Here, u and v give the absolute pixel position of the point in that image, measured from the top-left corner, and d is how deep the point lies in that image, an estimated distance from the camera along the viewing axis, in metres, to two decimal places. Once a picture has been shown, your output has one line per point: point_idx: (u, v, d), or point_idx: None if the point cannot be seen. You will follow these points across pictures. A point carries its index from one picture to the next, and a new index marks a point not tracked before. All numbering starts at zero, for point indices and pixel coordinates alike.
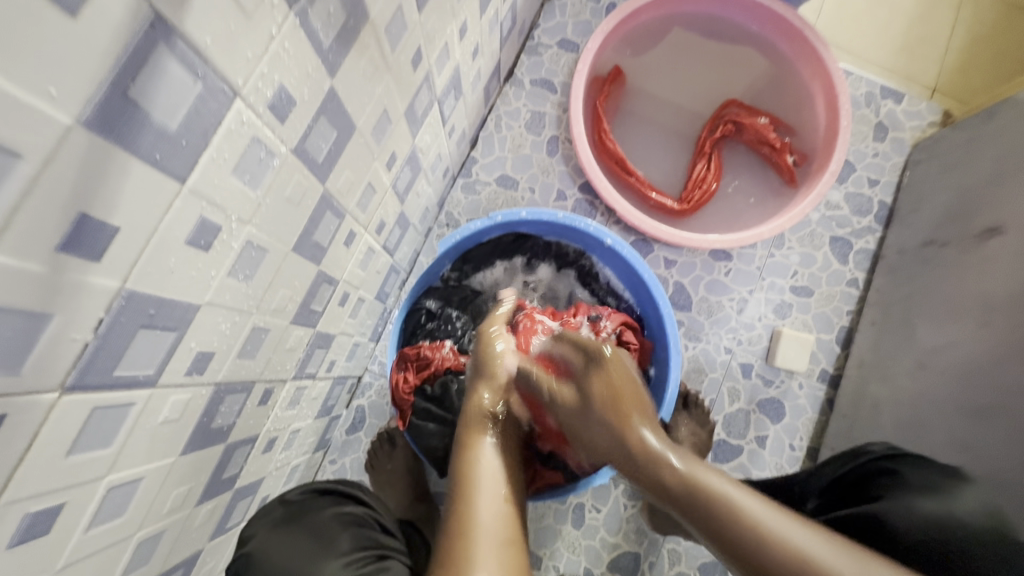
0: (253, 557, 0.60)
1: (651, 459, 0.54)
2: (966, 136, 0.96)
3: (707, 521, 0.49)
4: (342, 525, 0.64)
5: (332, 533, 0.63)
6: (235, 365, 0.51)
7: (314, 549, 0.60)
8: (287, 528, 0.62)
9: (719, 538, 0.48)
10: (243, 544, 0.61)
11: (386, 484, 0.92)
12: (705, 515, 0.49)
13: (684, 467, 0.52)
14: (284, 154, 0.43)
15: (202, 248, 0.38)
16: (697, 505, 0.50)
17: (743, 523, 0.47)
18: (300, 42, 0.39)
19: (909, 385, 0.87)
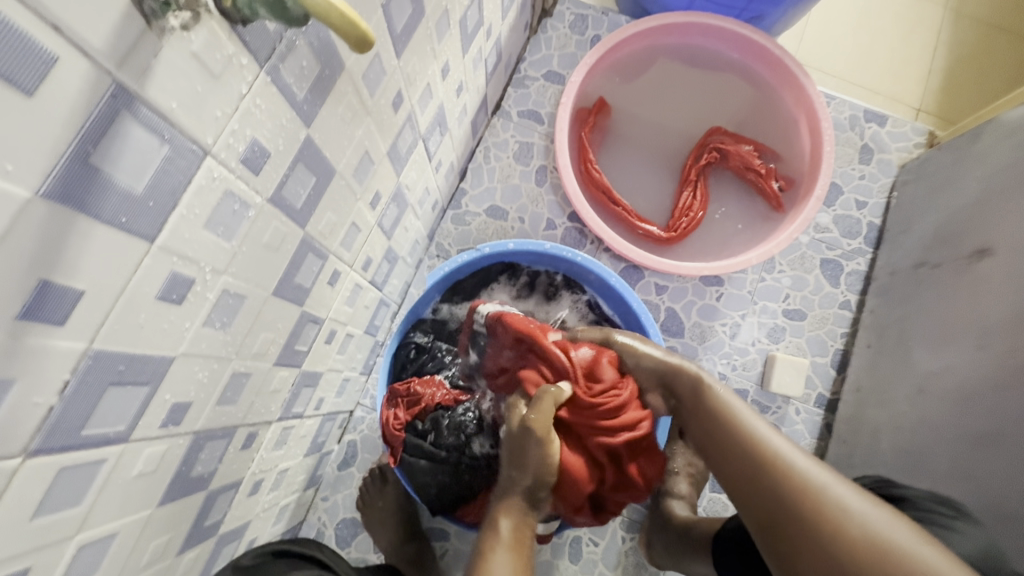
0: None
1: (723, 417, 0.62)
2: (951, 157, 0.97)
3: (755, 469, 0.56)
4: None
5: None
6: (215, 412, 0.51)
7: None
8: None
9: (758, 482, 0.55)
10: None
11: (377, 525, 0.91)
12: (773, 471, 0.54)
13: (753, 427, 0.60)
14: (259, 204, 0.44)
15: (174, 301, 0.39)
16: (750, 455, 0.57)
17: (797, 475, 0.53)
18: (271, 97, 0.39)
19: (907, 410, 0.86)
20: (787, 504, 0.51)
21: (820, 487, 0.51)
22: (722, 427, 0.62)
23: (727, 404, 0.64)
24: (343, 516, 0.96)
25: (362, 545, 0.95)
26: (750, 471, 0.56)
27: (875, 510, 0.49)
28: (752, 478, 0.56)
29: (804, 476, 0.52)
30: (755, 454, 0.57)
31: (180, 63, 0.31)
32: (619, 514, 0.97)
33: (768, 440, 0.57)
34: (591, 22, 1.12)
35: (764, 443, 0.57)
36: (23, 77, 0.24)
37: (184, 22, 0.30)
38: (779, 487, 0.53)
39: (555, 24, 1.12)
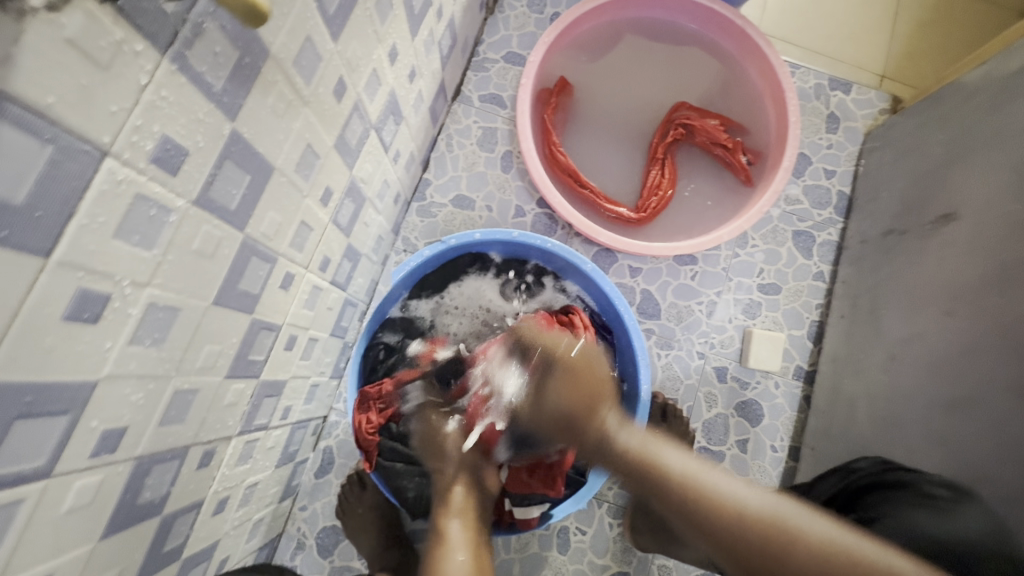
0: None
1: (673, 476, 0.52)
2: (916, 120, 0.96)
3: (724, 527, 0.49)
4: None
5: None
6: (159, 433, 0.47)
7: None
8: None
9: (718, 538, 0.49)
10: None
11: (360, 531, 0.88)
12: (785, 544, 0.47)
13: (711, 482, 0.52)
14: (182, 207, 0.40)
15: (87, 320, 0.35)
16: (711, 514, 0.50)
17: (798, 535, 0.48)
18: (181, 88, 0.35)
19: (881, 378, 0.86)
20: (769, 553, 0.48)
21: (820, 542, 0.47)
22: (653, 475, 0.53)
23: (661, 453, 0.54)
24: (323, 525, 0.93)
25: (346, 552, 0.93)
26: (760, 560, 0.48)
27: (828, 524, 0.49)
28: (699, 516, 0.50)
29: (820, 544, 0.47)
30: (753, 530, 0.48)
31: (52, 50, 0.27)
32: (604, 501, 0.95)
33: (715, 483, 0.51)
34: None
35: (716, 491, 0.51)
36: None
37: (49, 3, 0.26)
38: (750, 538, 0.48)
39: (512, 4, 1.08)
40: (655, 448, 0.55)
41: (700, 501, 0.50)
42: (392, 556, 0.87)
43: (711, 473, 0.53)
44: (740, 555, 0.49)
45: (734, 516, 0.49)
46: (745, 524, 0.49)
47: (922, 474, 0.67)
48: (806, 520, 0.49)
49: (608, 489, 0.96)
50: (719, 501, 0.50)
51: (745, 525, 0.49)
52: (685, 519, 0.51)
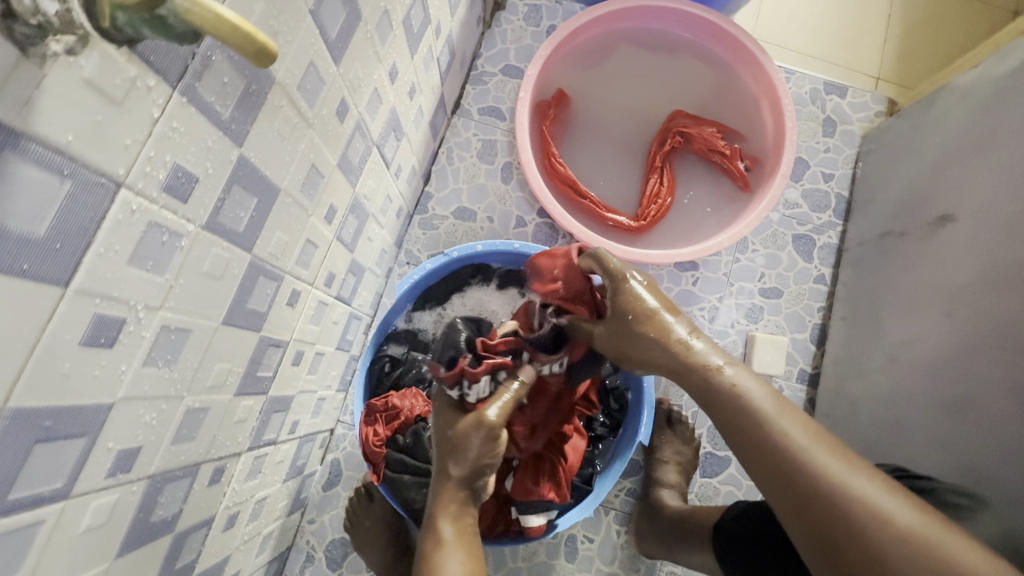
0: None
1: (765, 427, 0.53)
2: (912, 123, 0.97)
3: (814, 494, 0.49)
4: None
5: None
6: (171, 452, 0.48)
7: None
8: None
9: (799, 492, 0.49)
10: None
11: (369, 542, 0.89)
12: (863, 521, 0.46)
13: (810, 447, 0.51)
14: (193, 232, 0.41)
15: (103, 345, 0.36)
16: (803, 471, 0.50)
17: (882, 517, 0.46)
18: (190, 118, 0.37)
19: (884, 381, 0.86)
20: (844, 521, 0.47)
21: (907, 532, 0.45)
22: (752, 423, 0.53)
23: (755, 402, 0.54)
24: (332, 538, 0.94)
25: (355, 564, 0.93)
26: (827, 522, 0.48)
27: (920, 518, 0.46)
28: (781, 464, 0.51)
29: (905, 530, 0.46)
30: (829, 495, 0.48)
31: (70, 90, 0.28)
32: (611, 508, 0.96)
33: (817, 457, 0.50)
34: (545, 12, 1.10)
35: (820, 464, 0.49)
36: None
37: (68, 47, 0.27)
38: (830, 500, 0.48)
39: (509, 17, 1.09)
40: (766, 402, 0.54)
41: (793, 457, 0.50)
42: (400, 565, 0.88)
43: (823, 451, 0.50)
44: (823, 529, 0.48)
45: (835, 495, 0.48)
46: (840, 500, 0.48)
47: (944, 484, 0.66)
48: (901, 511, 0.47)
49: (614, 495, 0.96)
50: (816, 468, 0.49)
51: (832, 488, 0.48)
52: (771, 470, 0.51)
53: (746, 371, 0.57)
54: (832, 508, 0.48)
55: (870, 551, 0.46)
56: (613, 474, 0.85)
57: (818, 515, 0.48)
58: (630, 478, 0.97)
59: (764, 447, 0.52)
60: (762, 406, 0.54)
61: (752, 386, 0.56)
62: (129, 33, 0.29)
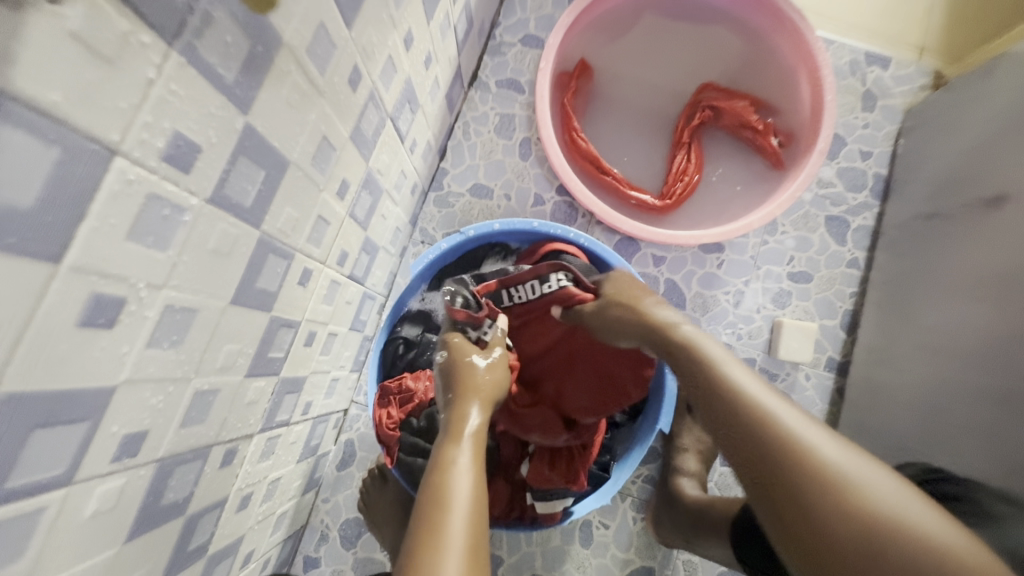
0: None
1: (704, 362, 0.56)
2: (960, 95, 0.90)
3: (728, 404, 0.51)
4: None
5: None
6: (180, 434, 0.47)
7: None
8: None
9: (733, 423, 0.49)
10: None
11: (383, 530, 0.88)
12: (772, 437, 0.47)
13: (733, 373, 0.53)
14: (197, 206, 0.39)
15: (103, 326, 0.34)
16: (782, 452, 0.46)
17: (783, 431, 0.47)
18: (191, 81, 0.34)
19: (920, 371, 0.81)
20: (759, 427, 0.48)
21: (809, 448, 0.45)
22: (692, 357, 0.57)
23: (700, 345, 0.58)
24: (346, 517, 0.94)
25: (369, 544, 0.93)
26: (739, 428, 0.49)
27: (842, 449, 0.46)
28: (705, 386, 0.54)
29: (818, 453, 0.45)
30: (736, 403, 0.50)
31: (53, 45, 0.25)
32: (629, 494, 0.94)
33: (736, 376, 0.53)
34: None
35: (733, 381, 0.52)
36: None
37: None
38: (760, 427, 0.48)
39: None
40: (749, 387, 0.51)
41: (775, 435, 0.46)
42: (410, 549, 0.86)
43: (753, 379, 0.53)
44: (735, 431, 0.49)
45: (753, 410, 0.49)
46: (752, 411, 0.49)
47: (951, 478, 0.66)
48: (827, 443, 0.46)
49: (632, 482, 0.94)
50: (733, 383, 0.52)
51: (813, 473, 0.44)
52: (710, 404, 0.53)
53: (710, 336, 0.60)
54: (739, 417, 0.49)
55: (780, 457, 0.46)
56: (631, 462, 0.82)
57: (733, 424, 0.49)
58: (648, 465, 0.95)
59: (701, 374, 0.55)
60: (707, 349, 0.57)
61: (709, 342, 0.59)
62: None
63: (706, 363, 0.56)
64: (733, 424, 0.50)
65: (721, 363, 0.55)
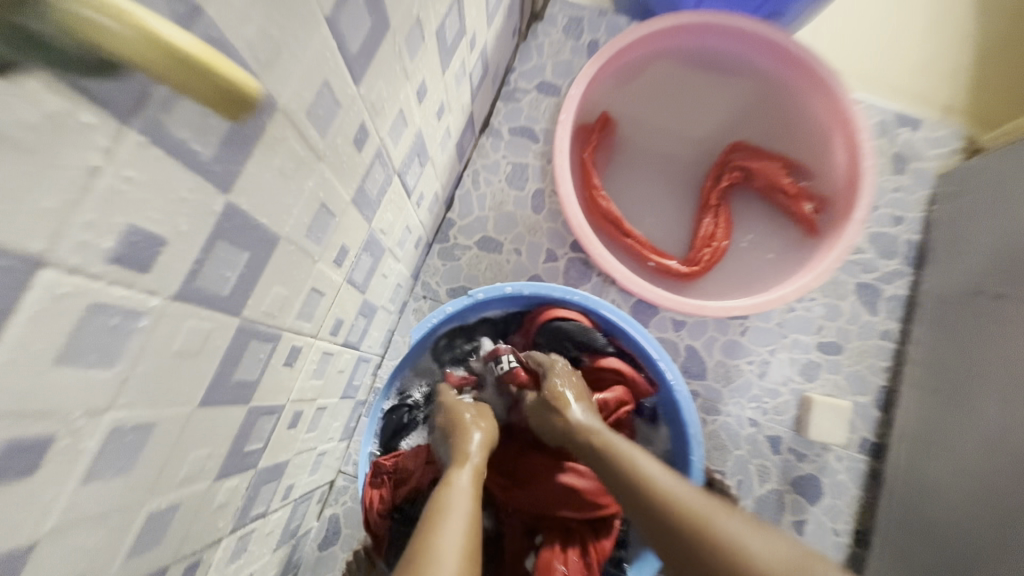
0: None
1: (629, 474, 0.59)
2: (1002, 166, 0.84)
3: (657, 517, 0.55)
4: None
5: None
6: (128, 567, 0.38)
7: None
8: None
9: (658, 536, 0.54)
10: None
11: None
12: (677, 526, 0.53)
13: (658, 482, 0.57)
14: (157, 306, 0.31)
15: (18, 475, 0.26)
16: (692, 531, 0.51)
17: (681, 511, 0.53)
18: (154, 162, 0.27)
19: (974, 471, 0.73)
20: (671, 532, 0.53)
21: (700, 510, 0.53)
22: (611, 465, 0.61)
23: (626, 454, 0.61)
24: None
25: None
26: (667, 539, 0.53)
27: (736, 526, 0.51)
28: (632, 500, 0.57)
29: (696, 511, 0.53)
30: (663, 516, 0.54)
31: None
32: None
33: (653, 480, 0.57)
34: (587, 25, 0.99)
35: (658, 486, 0.57)
36: None
37: None
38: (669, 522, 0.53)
39: (547, 29, 0.99)
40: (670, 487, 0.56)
41: (686, 515, 0.53)
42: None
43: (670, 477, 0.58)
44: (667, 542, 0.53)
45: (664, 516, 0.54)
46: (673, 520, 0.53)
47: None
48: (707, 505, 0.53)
49: None
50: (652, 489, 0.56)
51: None
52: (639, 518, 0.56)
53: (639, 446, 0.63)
54: (667, 525, 0.53)
55: (672, 536, 0.53)
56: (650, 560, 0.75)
57: (656, 536, 0.54)
58: None
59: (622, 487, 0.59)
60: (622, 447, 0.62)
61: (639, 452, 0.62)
62: (31, 29, 0.19)
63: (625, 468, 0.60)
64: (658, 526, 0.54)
65: (639, 467, 0.59)
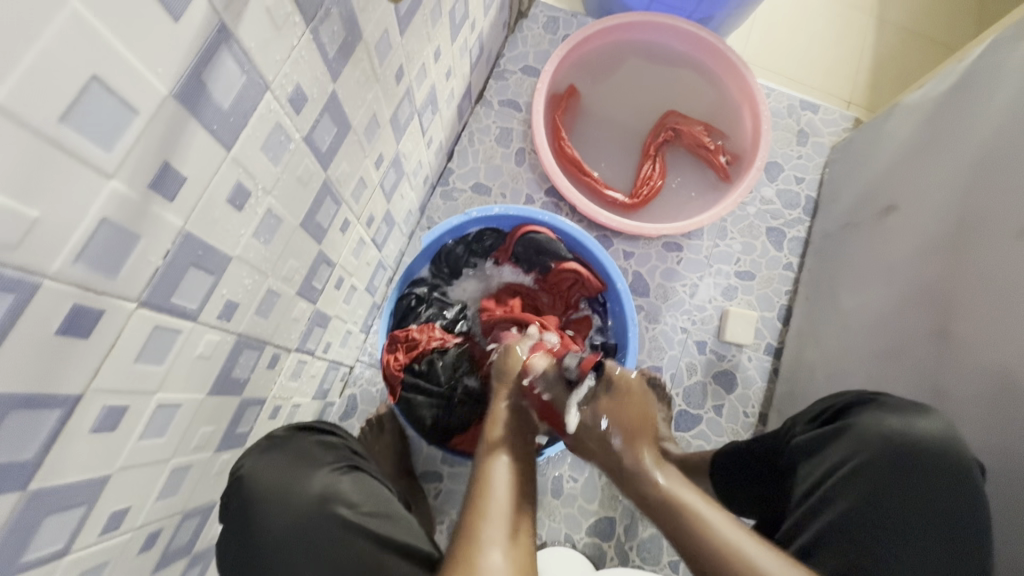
0: (243, 482, 0.66)
1: (689, 521, 0.62)
2: (868, 135, 1.13)
3: (712, 559, 0.59)
4: (321, 450, 0.74)
5: (312, 457, 0.72)
6: (253, 320, 0.61)
7: (295, 470, 0.69)
8: (271, 455, 0.69)
9: (710, 575, 0.59)
10: (236, 468, 0.67)
11: (298, 469, 0.70)
12: None
13: (717, 531, 0.61)
14: (297, 140, 0.55)
15: (236, 208, 0.49)
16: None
17: (746, 562, 0.58)
18: (312, 51, 0.51)
19: (836, 345, 1.00)
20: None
21: (756, 567, 0.57)
22: (674, 514, 0.64)
23: (683, 499, 0.65)
24: None
25: None
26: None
27: None
28: (687, 545, 0.62)
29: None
30: (727, 564, 0.58)
31: (259, 14, 0.42)
32: None
33: (709, 520, 0.62)
34: (562, 23, 1.26)
35: (710, 528, 0.61)
36: (173, 6, 0.34)
37: None
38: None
39: (530, 25, 1.26)
40: (722, 526, 0.61)
41: (747, 566, 0.57)
42: (350, 484, 0.71)
43: (740, 536, 0.60)
44: None
45: (726, 561, 0.58)
46: (731, 568, 0.58)
47: (869, 417, 0.75)
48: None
49: None
50: (711, 537, 0.60)
51: None
52: (695, 552, 0.61)
53: (682, 482, 0.67)
54: (727, 575, 0.58)
55: None
56: None
57: (705, 568, 0.60)
58: None
59: (676, 530, 0.63)
60: (681, 494, 0.65)
61: (685, 489, 0.66)
62: None
63: (672, 501, 0.65)
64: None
65: (694, 510, 0.63)
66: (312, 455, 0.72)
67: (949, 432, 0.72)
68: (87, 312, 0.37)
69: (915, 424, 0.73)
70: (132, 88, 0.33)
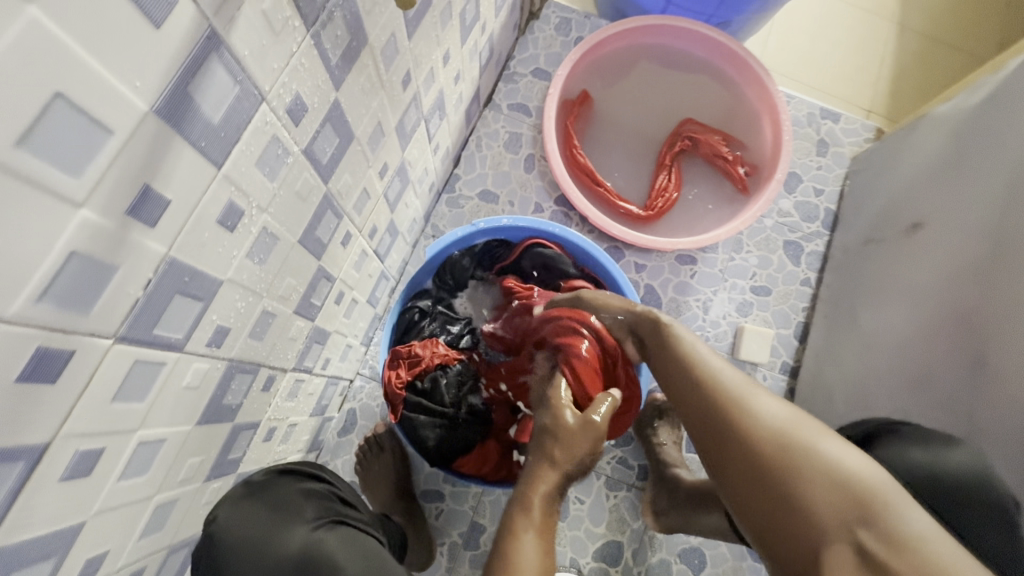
0: (216, 537, 0.60)
1: (711, 381, 0.62)
2: (892, 146, 1.08)
3: (732, 416, 0.59)
4: (306, 498, 0.67)
5: (297, 505, 0.66)
6: (246, 344, 0.57)
7: (275, 519, 0.63)
8: (250, 503, 0.64)
9: (725, 424, 0.59)
10: (208, 523, 0.61)
11: (278, 522, 0.63)
12: (768, 450, 0.56)
13: (736, 386, 0.61)
14: (296, 153, 0.50)
15: (228, 228, 0.45)
16: (768, 451, 0.56)
17: (762, 420, 0.58)
18: (312, 58, 0.47)
19: (856, 365, 0.96)
20: (764, 452, 0.56)
21: (782, 435, 0.56)
22: (708, 397, 0.62)
23: (713, 373, 0.63)
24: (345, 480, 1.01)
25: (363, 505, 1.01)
26: (741, 435, 0.58)
27: (853, 457, 0.54)
28: (712, 407, 0.61)
29: (801, 440, 0.56)
30: (743, 422, 0.59)
31: (255, 20, 0.37)
32: (602, 473, 1.04)
33: (739, 392, 0.61)
34: (574, 25, 1.22)
35: (742, 400, 0.60)
36: (153, 12, 0.30)
37: None
38: (763, 450, 0.56)
39: (542, 26, 1.21)
40: (736, 384, 0.62)
41: (774, 444, 0.56)
42: (334, 542, 0.63)
43: (763, 400, 0.60)
44: (723, 415, 0.60)
45: (744, 417, 0.59)
46: (752, 423, 0.58)
47: (892, 451, 0.72)
48: (824, 448, 0.55)
49: (606, 462, 1.05)
50: (740, 407, 0.59)
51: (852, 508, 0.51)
52: (712, 409, 0.61)
53: (747, 381, 0.62)
54: (748, 436, 0.57)
55: (773, 460, 0.56)
56: None
57: (728, 439, 0.59)
58: (622, 447, 1.05)
59: (701, 400, 0.62)
60: (705, 362, 0.65)
61: (736, 385, 0.62)
62: None
63: (697, 370, 0.64)
64: (737, 443, 0.58)
65: (728, 388, 0.61)
66: (297, 502, 0.66)
67: (980, 465, 0.68)
68: (55, 353, 0.33)
69: (942, 458, 0.69)
70: (104, 105, 0.29)
